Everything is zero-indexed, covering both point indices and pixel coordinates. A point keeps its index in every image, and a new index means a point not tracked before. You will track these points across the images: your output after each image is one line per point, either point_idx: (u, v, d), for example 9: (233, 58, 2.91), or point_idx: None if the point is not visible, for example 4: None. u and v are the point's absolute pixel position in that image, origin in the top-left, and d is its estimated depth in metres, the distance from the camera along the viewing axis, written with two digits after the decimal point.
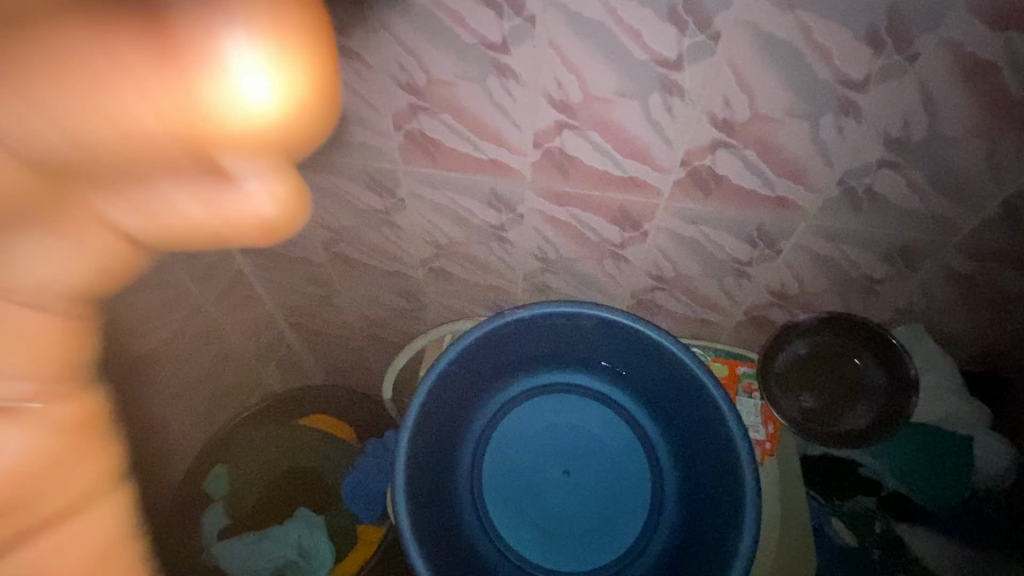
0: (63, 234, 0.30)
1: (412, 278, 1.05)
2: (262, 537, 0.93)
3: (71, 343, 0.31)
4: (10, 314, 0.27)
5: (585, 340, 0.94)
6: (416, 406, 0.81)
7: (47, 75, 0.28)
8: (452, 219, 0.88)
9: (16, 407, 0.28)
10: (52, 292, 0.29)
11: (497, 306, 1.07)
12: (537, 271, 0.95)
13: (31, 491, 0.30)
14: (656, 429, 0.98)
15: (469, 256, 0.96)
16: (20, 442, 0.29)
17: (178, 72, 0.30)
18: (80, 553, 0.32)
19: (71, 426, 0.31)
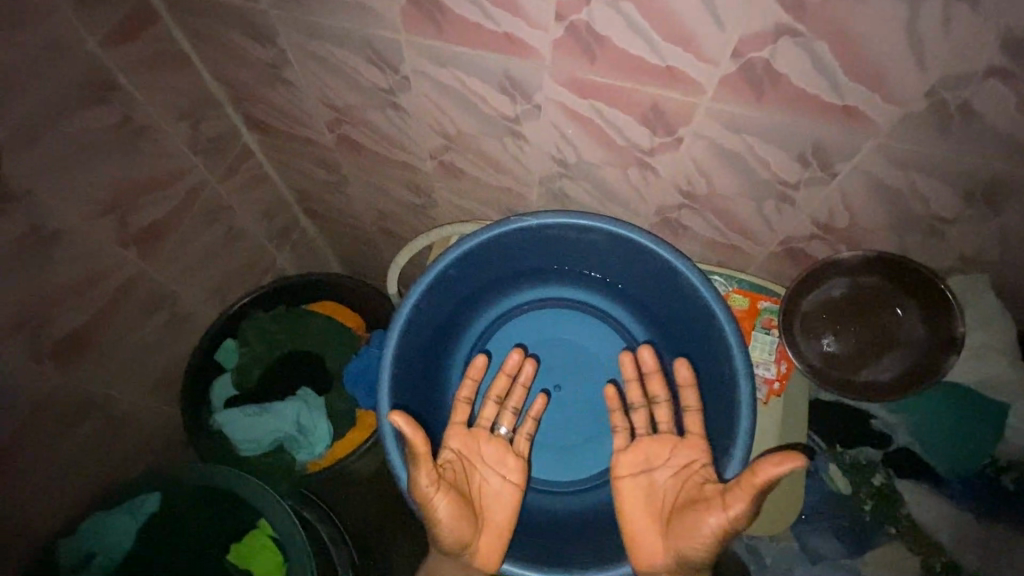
0: (518, 478, 0.78)
1: (421, 171, 0.97)
2: (260, 410, 0.96)
3: (514, 455, 0.80)
4: (512, 455, 0.79)
5: (597, 258, 0.88)
6: (413, 300, 0.78)
7: (495, 407, 0.83)
8: (463, 106, 0.79)
9: (508, 469, 0.78)
10: (496, 511, 0.75)
11: (510, 211, 1.00)
12: (554, 175, 0.86)
13: (486, 521, 0.74)
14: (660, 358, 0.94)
15: (481, 151, 0.87)
16: (498, 475, 0.78)
17: (467, 383, 0.81)
18: (497, 527, 0.74)
19: (511, 502, 0.76)
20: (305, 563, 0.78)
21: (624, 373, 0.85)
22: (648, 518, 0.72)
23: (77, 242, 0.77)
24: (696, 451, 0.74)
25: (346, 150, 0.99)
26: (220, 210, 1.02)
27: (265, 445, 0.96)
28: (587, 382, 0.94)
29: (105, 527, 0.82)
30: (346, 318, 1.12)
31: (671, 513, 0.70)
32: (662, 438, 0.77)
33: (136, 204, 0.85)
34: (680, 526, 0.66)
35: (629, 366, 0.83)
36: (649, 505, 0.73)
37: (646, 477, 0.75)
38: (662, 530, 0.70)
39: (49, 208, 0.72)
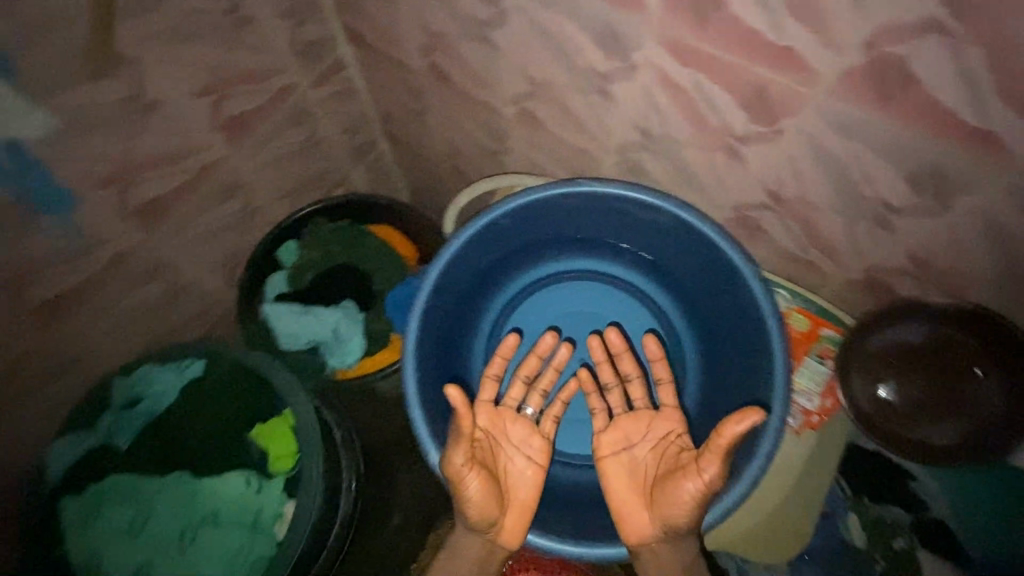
0: (543, 463, 0.77)
1: (500, 114, 0.95)
2: (305, 310, 1.02)
3: (538, 437, 0.78)
4: (540, 439, 0.78)
5: (658, 239, 0.83)
6: (458, 240, 0.78)
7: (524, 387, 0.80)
8: (556, 54, 0.75)
9: (535, 452, 0.77)
10: (521, 493, 0.75)
11: (581, 174, 0.96)
12: (634, 145, 0.81)
13: (513, 506, 0.74)
14: (697, 359, 0.89)
15: (565, 106, 0.83)
16: (522, 457, 0.77)
17: (497, 361, 0.78)
18: (520, 511, 0.74)
19: (536, 488, 0.75)
20: (314, 457, 0.85)
21: (594, 356, 0.82)
22: (633, 493, 0.71)
23: (174, 116, 0.82)
24: (672, 423, 0.74)
25: (433, 80, 0.99)
26: (304, 115, 1.06)
27: (303, 343, 1.01)
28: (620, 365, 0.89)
29: (155, 377, 0.92)
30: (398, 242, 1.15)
31: (654, 484, 0.70)
32: (637, 414, 0.76)
33: (230, 93, 0.89)
34: (663, 494, 0.68)
35: (598, 348, 0.81)
36: (631, 481, 0.72)
37: (627, 454, 0.74)
38: (648, 500, 0.70)
39: (153, 80, 0.77)
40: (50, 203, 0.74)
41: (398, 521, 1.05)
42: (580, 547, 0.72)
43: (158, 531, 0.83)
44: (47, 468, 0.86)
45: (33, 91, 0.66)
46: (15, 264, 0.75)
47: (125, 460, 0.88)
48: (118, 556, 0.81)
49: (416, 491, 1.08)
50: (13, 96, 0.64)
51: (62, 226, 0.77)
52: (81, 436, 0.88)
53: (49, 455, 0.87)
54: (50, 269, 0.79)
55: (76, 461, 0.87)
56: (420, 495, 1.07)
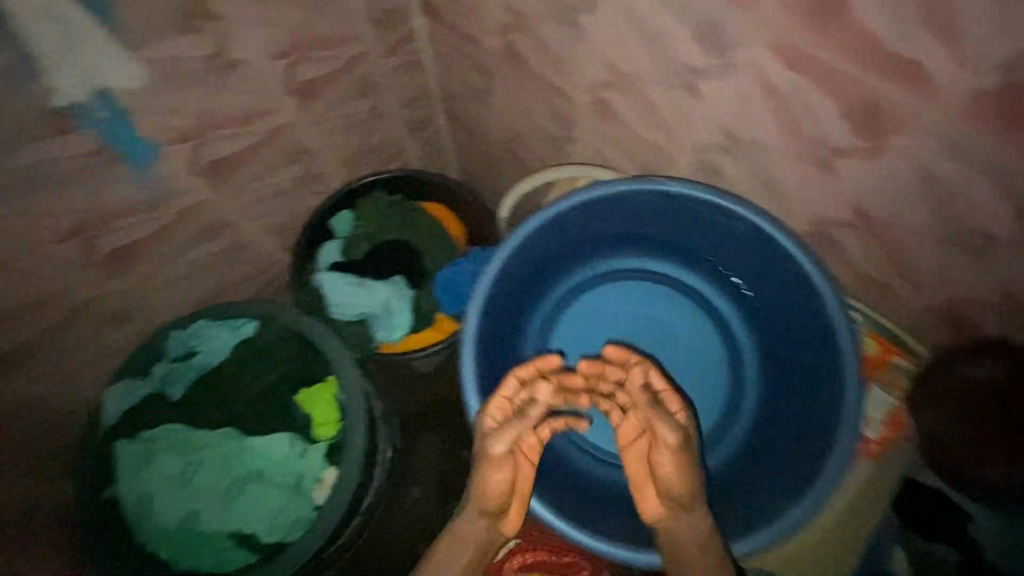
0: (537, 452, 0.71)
1: (572, 102, 0.93)
2: (357, 282, 1.02)
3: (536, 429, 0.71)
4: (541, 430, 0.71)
5: (731, 247, 0.78)
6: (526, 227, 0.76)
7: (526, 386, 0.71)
8: (647, 44, 0.72)
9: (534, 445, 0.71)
10: (522, 484, 0.70)
11: (648, 172, 0.93)
12: (713, 146, 0.79)
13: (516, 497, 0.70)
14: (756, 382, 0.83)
15: (645, 99, 0.80)
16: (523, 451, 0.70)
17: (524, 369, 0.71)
18: (521, 498, 0.71)
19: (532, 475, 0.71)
20: (359, 427, 0.88)
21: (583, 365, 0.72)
22: (638, 472, 0.68)
23: (253, 76, 0.82)
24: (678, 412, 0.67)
25: (506, 60, 0.97)
26: (371, 85, 1.05)
27: (352, 313, 1.02)
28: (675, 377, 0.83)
29: (209, 333, 0.94)
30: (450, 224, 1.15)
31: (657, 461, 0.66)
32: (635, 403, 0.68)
33: (306, 58, 0.88)
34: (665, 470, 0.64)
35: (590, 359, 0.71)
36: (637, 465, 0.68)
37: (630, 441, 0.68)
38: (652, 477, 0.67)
39: (234, 39, 0.76)
40: (141, 155, 0.76)
41: (420, 498, 1.07)
42: (614, 546, 0.72)
43: (206, 484, 0.85)
44: (102, 413, 0.89)
45: (130, 39, 0.66)
46: (96, 210, 0.75)
47: (174, 412, 0.90)
48: (167, 503, 0.84)
49: (441, 473, 1.09)
50: (112, 44, 0.65)
51: (141, 178, 0.78)
52: (136, 385, 0.90)
53: (106, 399, 0.89)
54: (116, 221, 0.79)
55: (130, 409, 0.89)
56: (443, 478, 1.09)
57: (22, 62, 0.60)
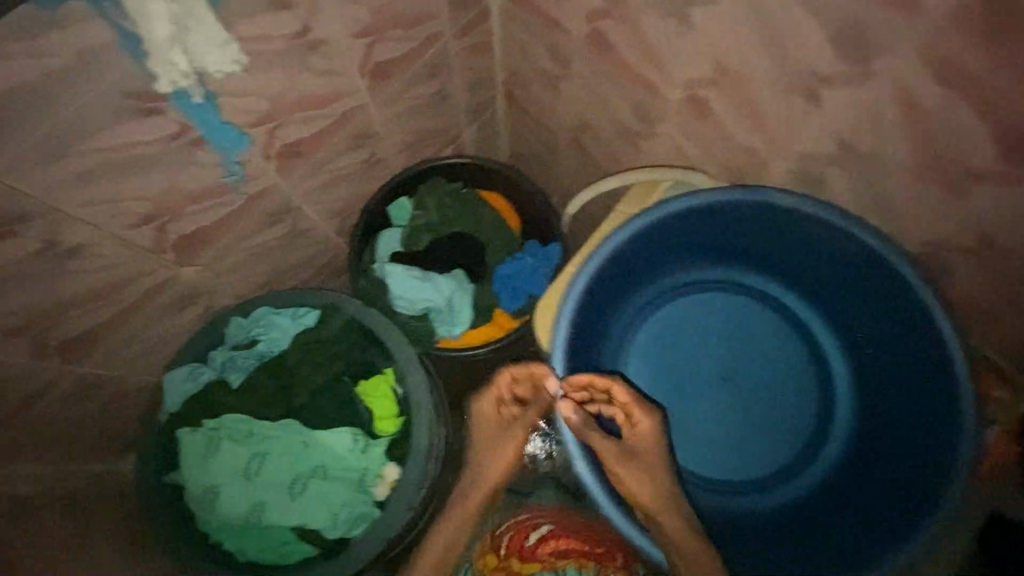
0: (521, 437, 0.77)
1: (661, 97, 0.88)
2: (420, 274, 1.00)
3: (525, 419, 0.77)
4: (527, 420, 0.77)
5: (840, 269, 0.72)
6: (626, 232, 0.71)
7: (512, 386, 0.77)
8: (771, 44, 0.67)
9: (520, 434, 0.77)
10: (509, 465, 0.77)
11: (734, 175, 0.88)
12: (823, 156, 0.74)
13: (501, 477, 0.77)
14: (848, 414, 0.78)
15: (751, 102, 0.75)
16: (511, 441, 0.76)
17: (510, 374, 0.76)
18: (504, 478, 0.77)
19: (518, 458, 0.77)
20: (425, 421, 0.86)
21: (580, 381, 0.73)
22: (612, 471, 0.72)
23: (336, 57, 0.77)
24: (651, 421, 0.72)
25: (591, 48, 0.91)
26: (441, 67, 1.00)
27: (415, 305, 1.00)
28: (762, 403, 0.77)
29: (270, 322, 0.92)
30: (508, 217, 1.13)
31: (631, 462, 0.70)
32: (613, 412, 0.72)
33: (388, 38, 0.83)
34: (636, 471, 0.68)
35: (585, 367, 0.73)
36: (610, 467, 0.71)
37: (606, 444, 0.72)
38: None
39: (322, 19, 0.71)
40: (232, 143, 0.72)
41: None
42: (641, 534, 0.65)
43: (270, 477, 0.84)
44: (164, 401, 0.87)
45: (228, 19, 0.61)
46: (178, 197, 0.71)
47: (235, 401, 0.88)
48: (234, 496, 0.83)
49: None
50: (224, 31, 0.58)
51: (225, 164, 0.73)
52: (197, 372, 0.88)
53: (167, 386, 0.87)
54: (192, 208, 0.74)
55: (191, 397, 0.88)
56: None
57: (132, 49, 0.53)
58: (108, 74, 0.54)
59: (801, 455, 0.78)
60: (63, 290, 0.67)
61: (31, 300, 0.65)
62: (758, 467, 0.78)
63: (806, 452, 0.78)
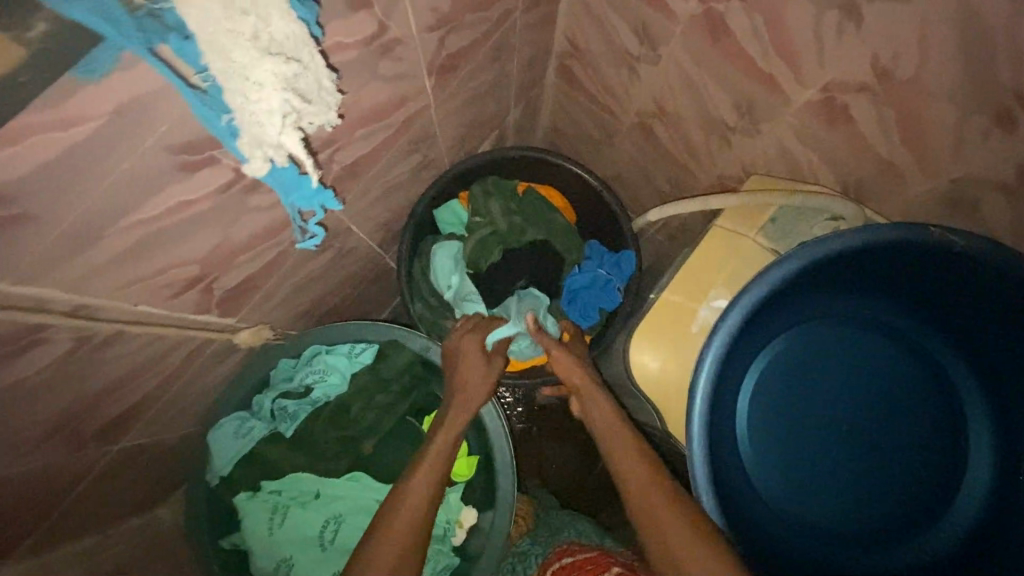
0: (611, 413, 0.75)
1: (781, 96, 0.74)
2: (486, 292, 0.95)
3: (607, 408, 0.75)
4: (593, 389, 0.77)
5: (1000, 313, 0.62)
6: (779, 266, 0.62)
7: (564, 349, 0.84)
8: (969, 54, 0.55)
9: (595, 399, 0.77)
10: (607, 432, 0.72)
11: (854, 189, 0.77)
12: (988, 182, 0.64)
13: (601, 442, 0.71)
14: (987, 468, 0.69)
15: (912, 115, 0.63)
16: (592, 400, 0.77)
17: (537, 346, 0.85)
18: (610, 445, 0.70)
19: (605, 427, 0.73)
20: (507, 472, 0.80)
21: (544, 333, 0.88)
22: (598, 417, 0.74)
23: (407, 59, 0.60)
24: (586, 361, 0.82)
25: (697, 31, 0.76)
26: (505, 49, 0.82)
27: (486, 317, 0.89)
28: (896, 453, 0.69)
29: (324, 365, 0.79)
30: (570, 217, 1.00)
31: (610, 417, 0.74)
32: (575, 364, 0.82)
33: (464, 23, 0.66)
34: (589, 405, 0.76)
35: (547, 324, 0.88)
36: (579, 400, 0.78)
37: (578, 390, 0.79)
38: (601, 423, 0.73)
39: (401, 14, 0.54)
40: (329, 202, 0.56)
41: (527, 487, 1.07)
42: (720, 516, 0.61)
43: (348, 544, 0.75)
44: (212, 463, 0.76)
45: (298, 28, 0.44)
46: (228, 250, 0.56)
47: (293, 455, 0.78)
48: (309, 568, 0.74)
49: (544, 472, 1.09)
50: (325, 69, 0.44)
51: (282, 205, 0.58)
52: (245, 429, 0.77)
53: (211, 448, 0.76)
54: (240, 259, 0.59)
55: (242, 456, 0.77)
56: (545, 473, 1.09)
57: (208, 106, 0.38)
58: (168, 128, 0.39)
59: (927, 511, 0.69)
60: (97, 377, 0.54)
61: (64, 396, 0.52)
62: (878, 523, 0.70)
63: (928, 510, 0.70)
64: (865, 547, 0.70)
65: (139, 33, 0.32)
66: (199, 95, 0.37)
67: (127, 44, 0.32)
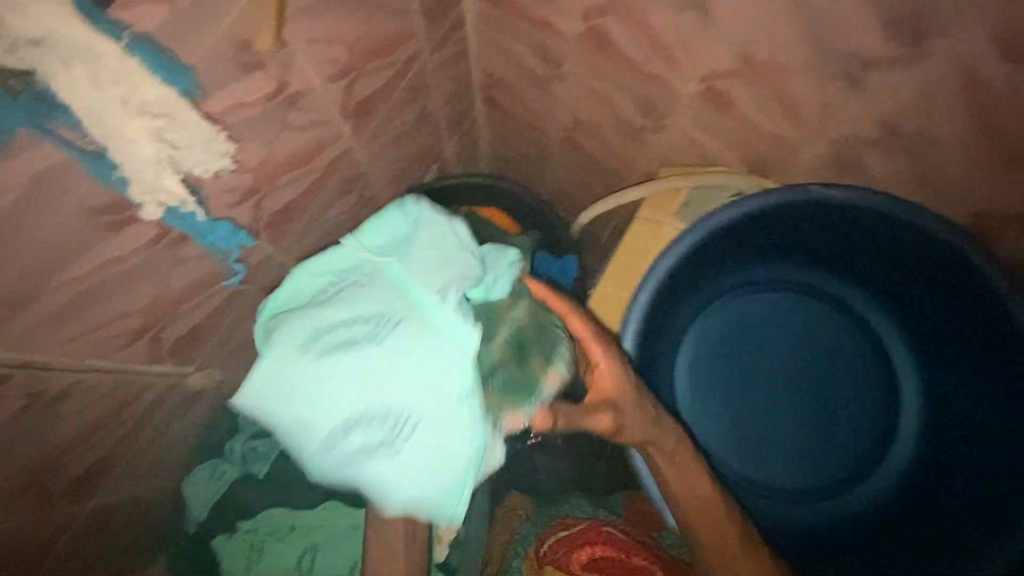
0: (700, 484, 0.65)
1: (671, 91, 0.81)
2: (414, 243, 0.64)
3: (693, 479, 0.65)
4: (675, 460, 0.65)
5: (896, 256, 0.69)
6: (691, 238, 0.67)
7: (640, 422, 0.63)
8: (804, 31, 0.61)
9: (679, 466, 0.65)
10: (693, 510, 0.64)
11: (758, 165, 0.83)
12: (862, 140, 0.69)
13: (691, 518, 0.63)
14: (917, 395, 0.76)
15: (781, 91, 0.70)
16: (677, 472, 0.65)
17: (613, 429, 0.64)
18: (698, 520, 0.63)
19: (697, 507, 0.64)
20: None
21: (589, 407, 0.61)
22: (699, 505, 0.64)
23: (314, 108, 0.67)
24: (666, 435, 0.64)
25: (587, 46, 0.83)
26: (421, 88, 0.89)
27: (486, 333, 0.63)
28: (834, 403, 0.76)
29: None
30: (510, 227, 0.99)
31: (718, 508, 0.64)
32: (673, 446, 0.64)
33: (368, 71, 0.73)
34: (686, 488, 0.64)
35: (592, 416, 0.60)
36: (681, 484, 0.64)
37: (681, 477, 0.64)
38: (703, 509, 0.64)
39: (299, 69, 0.61)
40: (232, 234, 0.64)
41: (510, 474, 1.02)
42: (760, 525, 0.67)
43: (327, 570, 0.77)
44: (192, 511, 0.80)
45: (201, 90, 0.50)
46: (170, 303, 0.62)
47: (267, 498, 0.79)
48: None
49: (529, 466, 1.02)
50: (214, 129, 0.54)
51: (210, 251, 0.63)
52: (220, 471, 0.80)
53: (190, 492, 0.80)
54: (183, 307, 0.64)
55: (218, 500, 0.80)
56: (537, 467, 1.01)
57: (98, 165, 0.46)
58: (89, 188, 0.47)
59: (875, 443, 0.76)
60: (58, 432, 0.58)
61: (29, 455, 0.57)
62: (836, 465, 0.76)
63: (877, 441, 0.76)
64: (813, 499, 0.77)
65: (28, 115, 0.40)
66: (92, 158, 0.45)
67: (20, 125, 0.40)
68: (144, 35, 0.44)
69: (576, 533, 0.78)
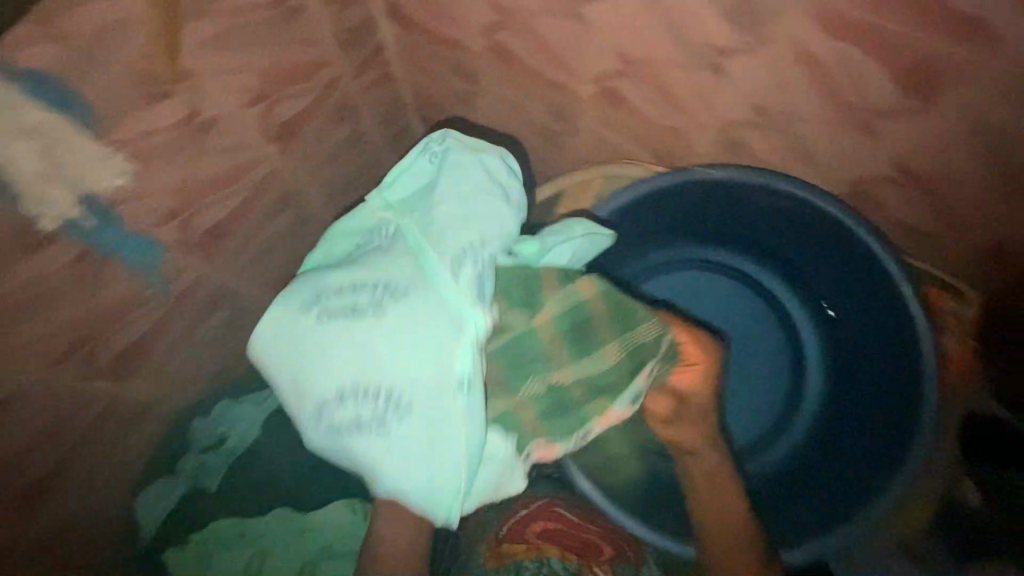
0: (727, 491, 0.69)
1: (574, 95, 0.86)
2: (462, 198, 0.63)
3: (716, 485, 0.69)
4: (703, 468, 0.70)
5: (777, 226, 0.78)
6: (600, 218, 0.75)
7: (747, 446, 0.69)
8: (665, 28, 0.68)
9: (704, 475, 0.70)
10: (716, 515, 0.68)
11: (664, 158, 0.88)
12: (741, 123, 0.74)
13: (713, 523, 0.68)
14: (816, 349, 0.85)
15: (662, 84, 0.75)
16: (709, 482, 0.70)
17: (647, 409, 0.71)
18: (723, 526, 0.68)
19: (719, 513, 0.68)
20: None
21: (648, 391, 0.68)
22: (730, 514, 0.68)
23: (227, 130, 0.73)
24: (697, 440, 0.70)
25: (493, 61, 0.89)
26: (347, 111, 0.93)
27: (530, 303, 0.62)
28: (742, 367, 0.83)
29: (234, 415, 0.87)
30: None
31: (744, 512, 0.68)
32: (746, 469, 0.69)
33: (284, 96, 0.80)
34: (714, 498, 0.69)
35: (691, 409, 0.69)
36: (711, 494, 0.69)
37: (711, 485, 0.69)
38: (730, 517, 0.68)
39: (207, 96, 0.69)
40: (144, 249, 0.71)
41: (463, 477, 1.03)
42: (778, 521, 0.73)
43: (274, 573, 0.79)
44: (143, 523, 0.83)
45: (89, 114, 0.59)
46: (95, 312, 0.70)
47: (222, 506, 0.84)
48: None
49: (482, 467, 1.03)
50: (98, 146, 0.62)
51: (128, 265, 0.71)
52: (170, 487, 0.84)
53: (140, 507, 0.83)
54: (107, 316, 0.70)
55: (170, 512, 0.83)
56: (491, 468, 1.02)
57: None
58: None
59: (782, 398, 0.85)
60: None
61: None
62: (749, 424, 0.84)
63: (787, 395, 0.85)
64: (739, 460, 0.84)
65: None
66: None
67: None
68: (29, 69, 0.54)
69: (532, 514, 0.82)
